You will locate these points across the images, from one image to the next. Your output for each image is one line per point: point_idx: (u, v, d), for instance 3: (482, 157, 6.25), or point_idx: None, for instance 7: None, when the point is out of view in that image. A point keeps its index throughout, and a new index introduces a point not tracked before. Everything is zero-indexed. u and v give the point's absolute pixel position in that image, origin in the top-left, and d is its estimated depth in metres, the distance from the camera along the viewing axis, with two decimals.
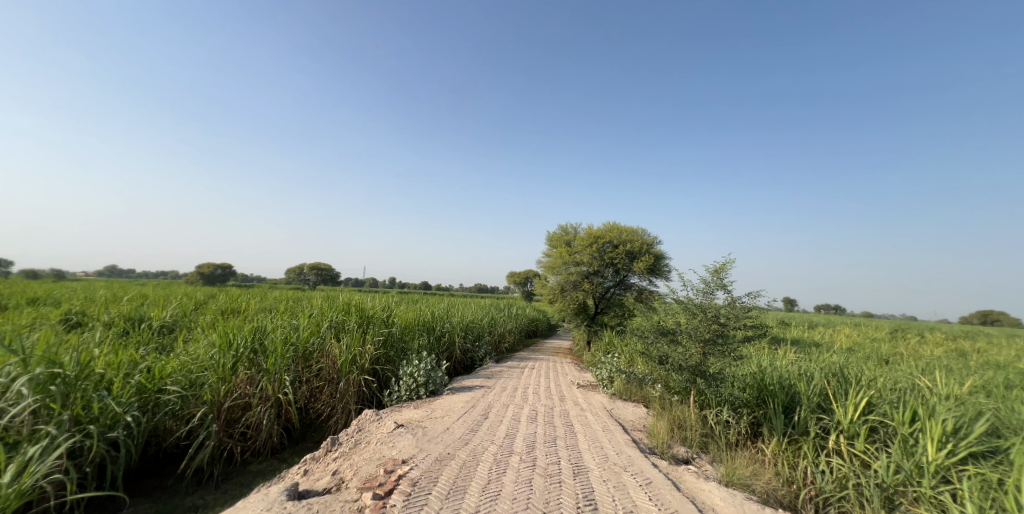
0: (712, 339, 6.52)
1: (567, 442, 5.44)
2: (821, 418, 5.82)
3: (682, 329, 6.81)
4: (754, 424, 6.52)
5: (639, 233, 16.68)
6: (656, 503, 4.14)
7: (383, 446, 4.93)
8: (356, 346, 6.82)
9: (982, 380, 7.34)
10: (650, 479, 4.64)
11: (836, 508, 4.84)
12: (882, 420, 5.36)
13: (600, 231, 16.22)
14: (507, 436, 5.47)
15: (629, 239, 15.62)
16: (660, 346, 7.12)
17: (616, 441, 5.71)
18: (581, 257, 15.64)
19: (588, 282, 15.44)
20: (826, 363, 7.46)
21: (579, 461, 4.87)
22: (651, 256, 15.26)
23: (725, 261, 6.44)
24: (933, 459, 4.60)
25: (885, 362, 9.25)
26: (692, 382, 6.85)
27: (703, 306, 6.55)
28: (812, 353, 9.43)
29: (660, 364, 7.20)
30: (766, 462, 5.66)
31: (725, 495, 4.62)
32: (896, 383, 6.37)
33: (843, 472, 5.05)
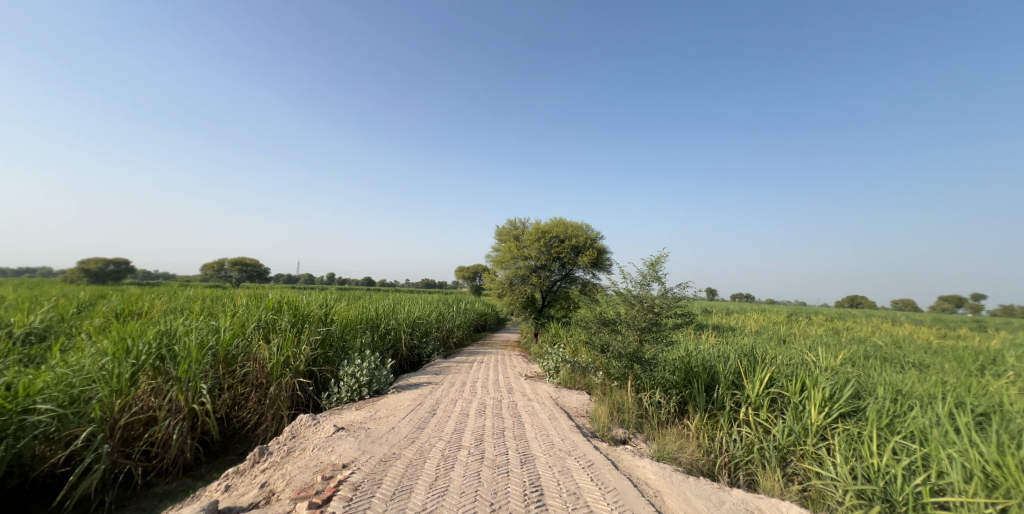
0: (648, 327, 6.98)
1: (513, 432, 5.59)
2: (735, 393, 6.50)
3: (622, 319, 7.22)
4: (682, 403, 7.11)
5: (583, 228, 17.23)
6: (596, 482, 4.41)
7: (321, 452, 4.75)
8: (289, 347, 6.46)
9: (857, 354, 8.64)
10: (591, 461, 4.93)
11: (745, 473, 5.46)
12: (781, 392, 6.10)
13: (547, 226, 16.49)
14: (455, 430, 5.51)
15: (573, 233, 16.10)
16: (602, 336, 7.48)
17: (561, 428, 5.96)
18: (530, 251, 15.82)
19: (537, 275, 15.70)
20: (740, 345, 8.32)
21: (526, 450, 5.05)
22: (594, 250, 15.85)
23: (659, 254, 6.91)
24: (815, 421, 5.34)
25: (785, 341, 10.54)
26: (629, 368, 7.27)
27: (639, 297, 6.97)
28: (732, 337, 10.43)
29: (602, 353, 7.58)
30: (690, 436, 6.19)
31: (657, 469, 5.02)
32: (793, 358, 7.29)
33: (750, 439, 5.68)
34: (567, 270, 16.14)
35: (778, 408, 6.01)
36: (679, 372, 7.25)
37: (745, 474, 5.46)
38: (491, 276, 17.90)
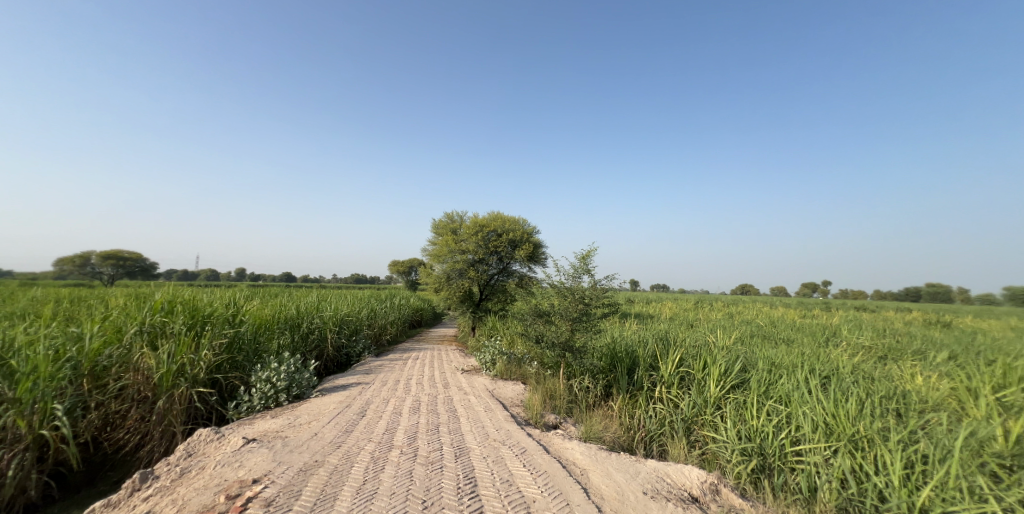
0: (578, 317, 7.38)
1: (448, 427, 5.65)
2: (652, 374, 7.16)
3: (555, 310, 7.56)
4: (608, 386, 7.65)
5: (520, 222, 17.51)
6: (528, 468, 4.65)
7: (227, 468, 4.44)
8: (184, 353, 5.87)
9: (754, 336, 9.90)
10: (524, 448, 5.17)
11: (658, 444, 6.07)
12: (688, 371, 6.84)
13: (485, 219, 16.55)
14: (386, 431, 5.44)
15: (510, 228, 16.32)
16: (535, 326, 7.77)
17: (496, 418, 6.14)
18: (467, 245, 15.78)
19: (474, 269, 15.72)
20: (657, 331, 9.13)
21: (461, 443, 5.14)
22: (530, 245, 16.23)
23: (589, 249, 7.32)
24: (714, 395, 6.08)
25: (695, 326, 11.74)
26: (562, 356, 7.63)
27: (571, 289, 7.35)
28: (651, 323, 11.39)
29: (536, 343, 7.85)
30: (613, 415, 6.68)
31: (584, 449, 5.39)
32: (699, 340, 8.18)
33: (663, 414, 6.30)
34: (504, 264, 16.35)
35: (685, 384, 6.74)
36: (605, 357, 7.77)
37: (658, 446, 6.07)
38: (427, 270, 17.58)
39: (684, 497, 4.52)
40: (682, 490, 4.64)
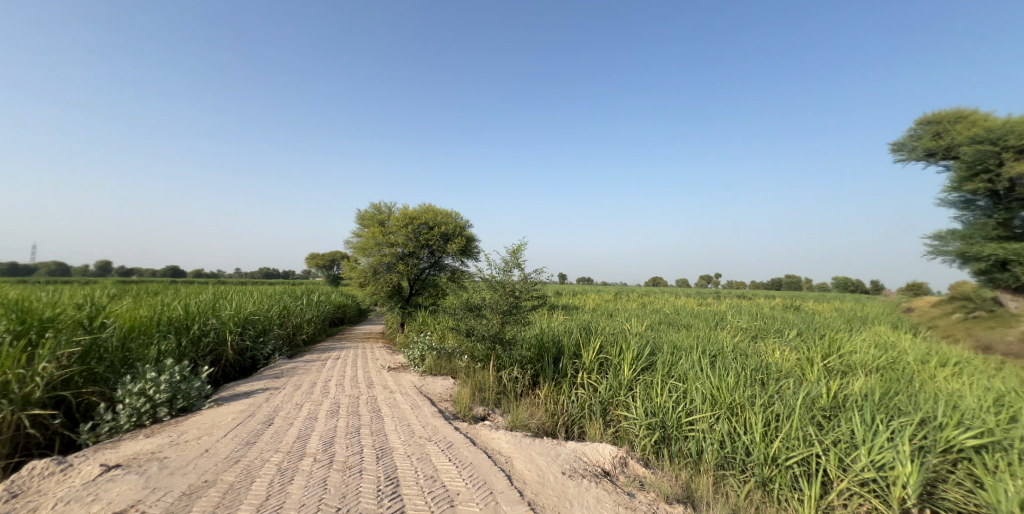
0: (508, 310, 7.51)
1: (369, 429, 5.44)
2: (576, 362, 7.55)
3: (486, 303, 7.61)
4: (535, 375, 7.90)
5: (453, 215, 17.21)
6: (454, 461, 4.67)
7: (80, 501, 3.76)
8: (10, 368, 4.85)
9: (666, 323, 10.87)
10: (451, 442, 5.17)
11: (578, 426, 6.43)
12: (607, 356, 7.34)
13: (416, 211, 16.00)
14: (298, 439, 5.09)
15: (442, 222, 15.79)
16: (466, 320, 7.76)
17: (422, 415, 6.06)
18: (395, 237, 15.19)
19: (403, 263, 15.22)
20: (581, 321, 9.62)
21: (384, 443, 5.00)
22: (463, 238, 16.02)
23: (520, 243, 7.46)
24: (628, 377, 6.60)
25: (616, 315, 12.57)
26: (491, 349, 7.72)
27: (503, 282, 7.45)
28: (576, 314, 11.97)
29: (466, 337, 7.85)
30: (539, 403, 6.93)
31: (510, 438, 5.54)
32: (617, 328, 8.79)
33: (585, 398, 6.67)
34: (436, 258, 16.02)
35: (604, 370, 7.22)
36: (534, 348, 8.02)
37: (578, 428, 6.43)
38: (352, 263, 16.65)
39: (598, 472, 4.88)
40: (597, 466, 5.00)
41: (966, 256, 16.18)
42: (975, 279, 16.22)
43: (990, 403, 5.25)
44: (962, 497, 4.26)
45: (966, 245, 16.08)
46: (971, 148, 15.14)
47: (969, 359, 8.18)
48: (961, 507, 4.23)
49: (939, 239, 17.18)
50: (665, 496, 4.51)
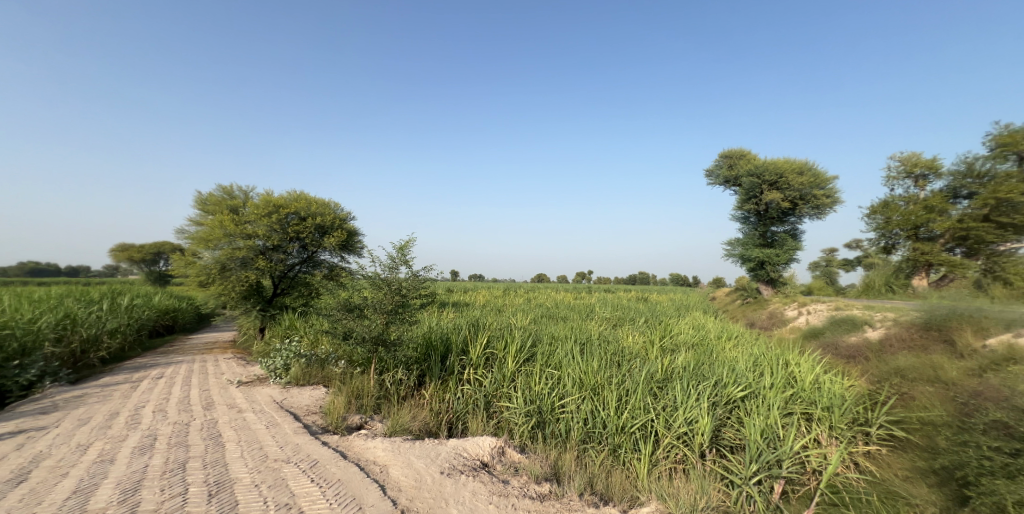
0: (394, 309, 7.19)
1: (202, 462, 4.57)
2: (462, 358, 7.73)
3: (367, 303, 7.16)
4: (421, 375, 7.81)
5: (332, 207, 15.13)
6: (317, 480, 4.35)
7: None
8: None
9: (546, 316, 11.69)
10: (315, 460, 4.85)
11: (461, 422, 6.58)
12: (493, 350, 7.70)
13: (283, 199, 13.97)
14: (75, 494, 3.85)
15: (318, 211, 14.13)
16: (343, 321, 7.21)
17: (282, 434, 5.53)
18: (253, 228, 13.03)
19: (264, 258, 13.10)
20: (471, 318, 9.76)
21: (223, 476, 4.28)
22: (343, 232, 14.48)
23: (407, 240, 7.24)
24: (510, 369, 7.06)
25: (504, 310, 13.05)
26: (373, 352, 7.39)
27: (388, 280, 7.04)
28: (465, 311, 12.26)
29: (344, 340, 7.38)
30: (424, 403, 6.88)
31: (386, 445, 5.44)
32: (503, 323, 9.19)
33: (471, 395, 6.83)
34: (310, 253, 14.13)
35: (490, 363, 7.56)
36: (420, 347, 7.92)
37: (461, 424, 6.58)
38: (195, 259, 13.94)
39: (476, 465, 5.11)
40: (475, 460, 5.24)
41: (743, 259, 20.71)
42: (750, 275, 20.90)
43: (750, 364, 7.21)
44: (733, 432, 5.70)
45: (740, 250, 20.65)
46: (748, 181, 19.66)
47: (743, 333, 10.84)
48: (733, 442, 5.64)
49: (730, 244, 21.58)
50: (534, 476, 4.95)
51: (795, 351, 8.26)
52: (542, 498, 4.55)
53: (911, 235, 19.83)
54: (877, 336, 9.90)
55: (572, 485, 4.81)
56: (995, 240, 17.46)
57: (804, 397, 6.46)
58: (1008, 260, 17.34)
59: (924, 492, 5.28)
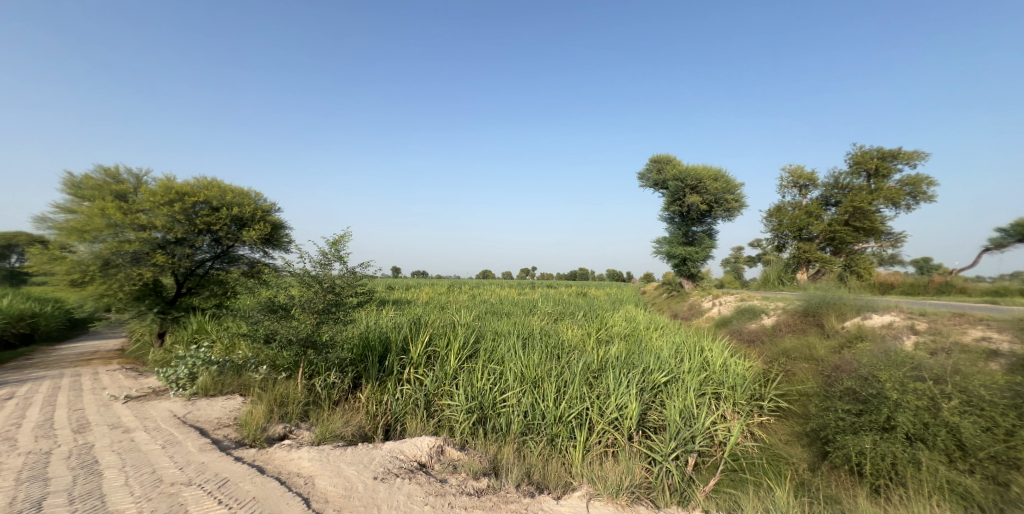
0: (326, 308, 6.65)
1: (68, 496, 3.90)
2: (402, 358, 7.57)
3: (295, 302, 6.60)
4: (356, 378, 7.48)
5: (253, 195, 12.69)
6: (228, 500, 3.98)
7: None
8: None
9: (487, 312, 11.71)
10: (225, 478, 4.41)
11: (400, 423, 6.45)
12: (435, 349, 7.68)
13: (188, 184, 11.19)
14: None
15: (236, 200, 11.49)
16: (265, 323, 6.58)
17: (183, 453, 4.95)
18: (148, 218, 10.27)
19: (163, 254, 10.39)
20: (411, 316, 9.58)
21: (98, 510, 3.70)
22: (268, 225, 11.93)
23: (342, 234, 6.56)
24: (453, 367, 7.08)
25: (445, 307, 12.91)
26: (301, 354, 6.80)
27: (318, 277, 6.49)
28: (405, 308, 11.94)
29: (266, 344, 6.75)
30: (360, 407, 6.65)
31: (314, 454, 5.13)
32: (445, 321, 9.11)
33: (411, 395, 6.70)
34: (226, 248, 11.52)
35: (431, 361, 7.52)
36: (356, 348, 7.61)
37: (400, 426, 6.44)
38: (64, 253, 10.80)
39: (413, 466, 5.05)
40: (412, 461, 5.17)
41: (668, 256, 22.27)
42: (675, 271, 22.47)
43: (673, 352, 7.84)
44: (657, 414, 6.19)
45: (665, 249, 22.16)
46: (674, 184, 21.25)
47: (668, 324, 11.71)
48: (656, 422, 6.11)
49: (658, 243, 23.10)
50: (473, 472, 4.99)
51: (709, 338, 9.25)
52: (480, 493, 4.61)
53: (795, 236, 22.63)
54: (769, 323, 11.14)
55: (509, 478, 4.92)
56: (851, 241, 20.96)
57: (714, 378, 7.26)
58: (860, 258, 21.00)
59: (798, 451, 6.17)
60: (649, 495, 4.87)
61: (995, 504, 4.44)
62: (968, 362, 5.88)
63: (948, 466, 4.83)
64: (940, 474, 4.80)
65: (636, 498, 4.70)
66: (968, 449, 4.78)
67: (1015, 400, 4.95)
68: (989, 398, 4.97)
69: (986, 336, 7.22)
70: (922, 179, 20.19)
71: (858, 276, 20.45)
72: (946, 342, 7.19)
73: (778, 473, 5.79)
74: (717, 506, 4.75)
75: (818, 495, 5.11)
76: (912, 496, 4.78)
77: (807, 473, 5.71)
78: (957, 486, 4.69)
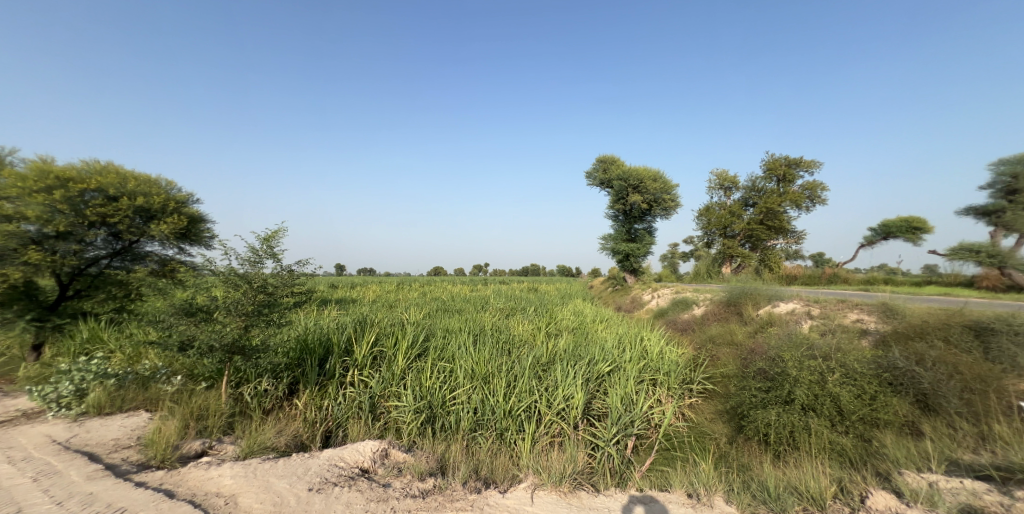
0: (257, 311, 6.11)
1: None
2: (344, 360, 7.27)
3: (219, 305, 6.04)
4: (292, 383, 7.06)
5: (164, 185, 11.62)
6: None
7: None
8: None
9: (434, 309, 11.51)
10: (123, 508, 3.92)
11: (342, 429, 6.19)
12: (381, 350, 7.48)
13: (74, 168, 9.76)
14: None
15: (140, 190, 10.32)
16: (181, 327, 5.93)
17: (62, 485, 4.28)
18: (17, 208, 8.77)
19: (40, 251, 8.79)
20: (356, 316, 9.24)
21: None
22: (182, 218, 10.87)
23: (277, 228, 6.00)
24: (401, 367, 6.95)
25: (392, 306, 12.56)
26: (225, 361, 6.22)
27: (248, 277, 5.98)
28: (349, 307, 11.50)
29: (181, 352, 6.10)
30: (297, 414, 6.32)
31: (237, 470, 4.72)
32: (393, 320, 8.88)
33: (354, 398, 6.46)
34: (126, 244, 10.17)
35: (377, 362, 7.31)
36: (293, 351, 7.19)
37: (340, 432, 6.16)
38: None
39: (354, 473, 4.88)
40: (354, 467, 5.00)
41: (613, 252, 23.23)
42: (619, 266, 23.46)
43: (615, 344, 8.15)
44: (602, 403, 6.46)
45: (611, 245, 23.16)
46: (619, 183, 22.24)
47: (612, 316, 12.20)
48: (601, 409, 6.40)
49: (606, 238, 23.92)
50: (419, 473, 4.92)
51: (649, 329, 9.79)
52: (425, 494, 4.57)
53: (721, 233, 24.51)
54: (699, 313, 11.99)
55: (456, 476, 4.91)
56: (767, 238, 23.22)
57: (653, 365, 7.70)
58: (771, 252, 23.46)
59: (720, 427, 6.73)
60: (591, 480, 5.07)
61: (863, 458, 5.26)
62: (847, 340, 6.94)
63: (829, 428, 5.50)
64: (824, 436, 5.45)
65: (578, 484, 4.88)
66: (845, 413, 5.51)
67: (877, 370, 6.06)
68: (859, 369, 5.83)
69: (860, 318, 8.37)
70: (818, 183, 22.66)
71: (770, 269, 23.01)
72: (832, 324, 8.27)
73: (702, 448, 6.26)
74: (650, 484, 5.03)
75: (734, 464, 5.62)
76: (805, 457, 5.39)
77: (726, 446, 6.24)
78: (836, 445, 5.39)
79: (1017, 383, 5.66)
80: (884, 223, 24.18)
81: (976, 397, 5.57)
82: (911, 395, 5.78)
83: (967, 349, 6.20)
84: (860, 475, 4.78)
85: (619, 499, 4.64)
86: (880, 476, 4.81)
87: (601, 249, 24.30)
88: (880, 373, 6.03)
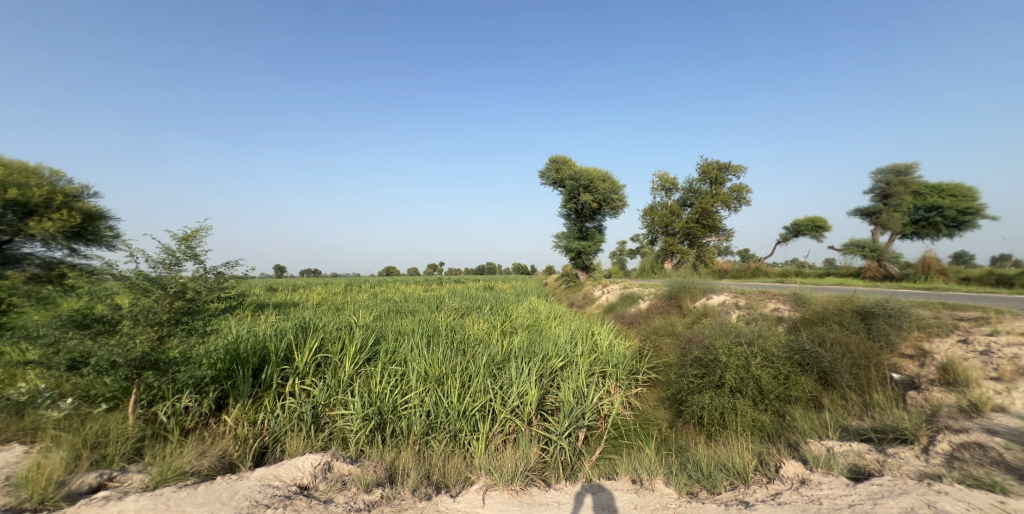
0: (173, 319, 5.52)
1: None
2: (284, 370, 6.80)
3: (125, 315, 5.38)
4: (220, 398, 6.47)
5: (47, 175, 10.17)
6: None
7: None
8: None
9: (384, 310, 11.11)
10: None
11: (280, 444, 5.79)
12: (326, 356, 7.11)
13: None
14: None
15: (13, 180, 8.95)
16: (73, 342, 5.21)
17: None
18: None
19: None
20: (297, 320, 8.67)
21: None
22: (66, 215, 9.60)
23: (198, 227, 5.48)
24: (349, 372, 6.65)
25: (337, 309, 11.93)
26: (133, 379, 5.54)
27: (162, 281, 5.40)
28: (290, 313, 10.78)
29: (73, 371, 5.33)
30: (227, 431, 5.81)
31: (145, 502, 4.21)
32: (340, 323, 8.47)
33: (295, 408, 6.09)
34: None
35: (321, 370, 6.94)
36: (220, 362, 6.59)
37: (278, 448, 5.76)
38: None
39: (291, 492, 4.58)
40: (291, 485, 4.69)
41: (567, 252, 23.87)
42: (573, 264, 24.13)
43: (565, 340, 8.38)
44: (552, 398, 6.61)
45: (563, 245, 23.81)
46: (568, 184, 22.95)
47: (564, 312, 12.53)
48: (552, 403, 6.55)
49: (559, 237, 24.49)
50: (365, 484, 4.74)
51: (599, 324, 10.17)
52: (372, 506, 4.42)
53: (663, 232, 26.14)
54: (644, 307, 12.67)
55: (406, 483, 4.79)
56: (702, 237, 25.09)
57: (603, 359, 8.04)
58: (706, 249, 25.26)
59: (662, 414, 7.18)
60: (542, 475, 5.17)
61: (777, 431, 5.86)
62: (765, 328, 7.68)
63: (751, 408, 6.07)
64: (747, 415, 6.01)
65: (529, 480, 4.96)
66: (765, 393, 6.15)
67: (789, 352, 6.75)
68: (776, 353, 6.50)
69: (777, 307, 9.31)
70: (745, 187, 25.03)
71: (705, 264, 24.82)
72: (754, 313, 9.12)
73: (647, 434, 6.65)
74: (598, 474, 5.25)
75: (673, 447, 6.04)
76: (731, 435, 5.90)
77: (667, 430, 6.69)
78: (757, 422, 5.97)
79: (891, 358, 6.61)
80: (795, 222, 27.07)
81: (862, 371, 6.47)
82: (815, 373, 6.58)
83: (855, 330, 7.12)
84: (774, 447, 5.32)
85: (568, 491, 4.79)
86: (790, 447, 5.40)
87: (554, 248, 24.81)
88: (792, 355, 6.74)
